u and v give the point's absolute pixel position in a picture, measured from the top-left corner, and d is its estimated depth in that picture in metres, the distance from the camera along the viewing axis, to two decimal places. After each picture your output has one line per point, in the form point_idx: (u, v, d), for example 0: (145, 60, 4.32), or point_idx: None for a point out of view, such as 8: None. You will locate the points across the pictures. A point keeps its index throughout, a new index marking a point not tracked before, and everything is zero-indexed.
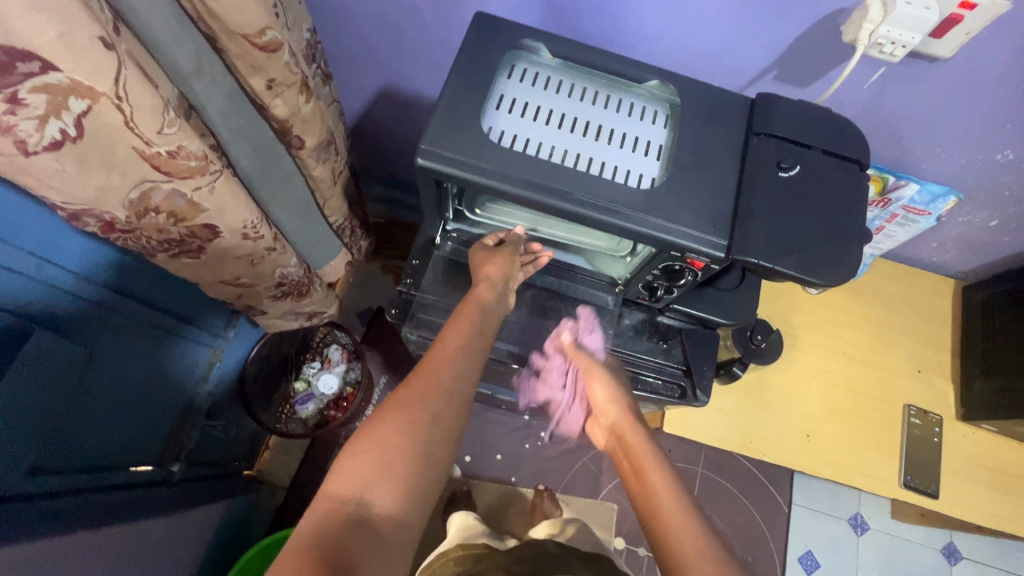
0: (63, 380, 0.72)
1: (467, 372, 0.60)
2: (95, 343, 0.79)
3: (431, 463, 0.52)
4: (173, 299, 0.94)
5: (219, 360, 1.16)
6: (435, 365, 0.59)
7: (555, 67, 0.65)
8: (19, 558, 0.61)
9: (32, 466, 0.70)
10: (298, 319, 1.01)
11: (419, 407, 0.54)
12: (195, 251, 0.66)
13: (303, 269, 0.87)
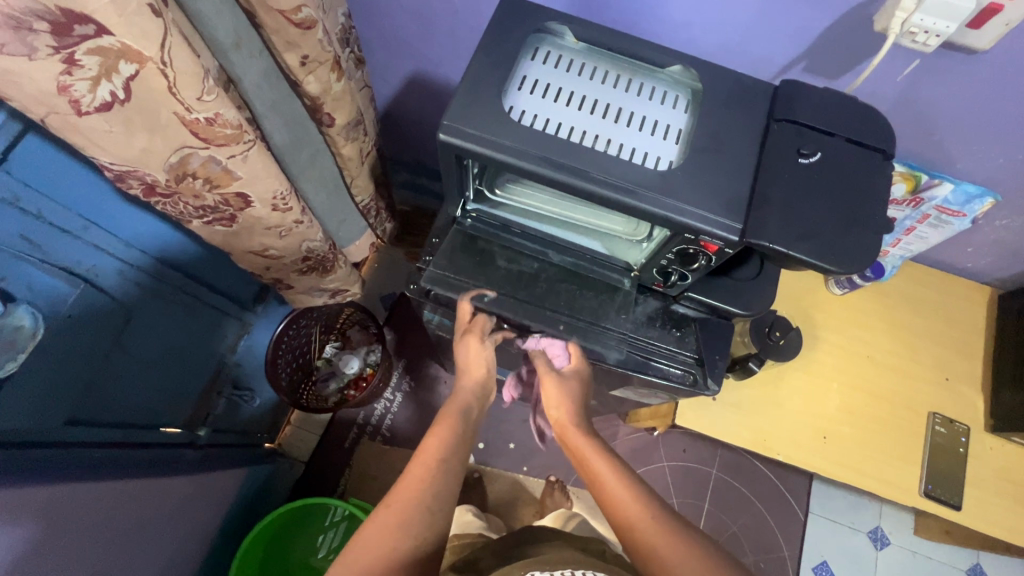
0: (102, 338, 0.77)
1: (447, 473, 0.64)
2: (142, 307, 0.84)
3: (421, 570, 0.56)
4: (214, 274, 1.00)
5: (248, 332, 1.20)
6: (413, 474, 0.62)
7: (579, 50, 0.66)
8: (53, 498, 0.66)
9: (71, 416, 0.75)
10: (322, 295, 1.05)
11: (399, 518, 0.57)
12: (227, 219, 0.69)
13: (328, 245, 0.90)
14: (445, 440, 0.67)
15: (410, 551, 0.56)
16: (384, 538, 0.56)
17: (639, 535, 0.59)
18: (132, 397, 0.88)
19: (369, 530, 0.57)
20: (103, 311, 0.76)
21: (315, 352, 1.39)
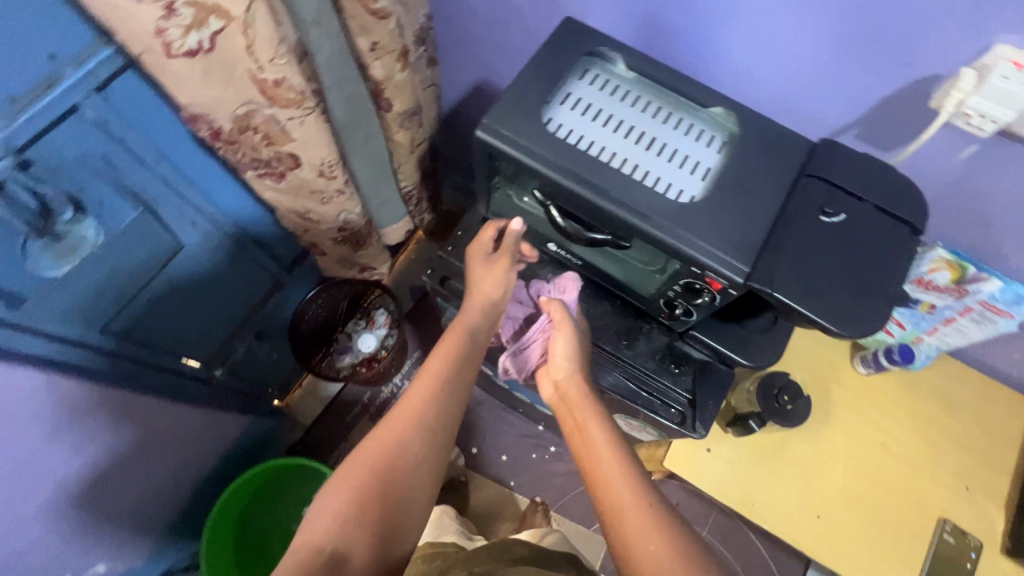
0: (150, 264, 0.85)
1: (448, 402, 0.64)
2: (193, 246, 0.92)
3: (406, 496, 0.56)
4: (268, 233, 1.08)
5: (281, 293, 1.24)
6: (398, 412, 0.61)
7: (628, 78, 0.68)
8: None
9: (106, 324, 0.83)
10: (351, 267, 1.11)
11: (376, 461, 0.57)
12: (277, 175, 0.75)
13: (364, 220, 0.96)
14: (446, 358, 0.67)
15: (385, 496, 0.55)
16: (362, 474, 0.56)
17: (620, 509, 0.55)
18: (168, 326, 0.95)
19: (343, 473, 0.56)
20: (154, 237, 0.84)
21: (337, 320, 1.45)
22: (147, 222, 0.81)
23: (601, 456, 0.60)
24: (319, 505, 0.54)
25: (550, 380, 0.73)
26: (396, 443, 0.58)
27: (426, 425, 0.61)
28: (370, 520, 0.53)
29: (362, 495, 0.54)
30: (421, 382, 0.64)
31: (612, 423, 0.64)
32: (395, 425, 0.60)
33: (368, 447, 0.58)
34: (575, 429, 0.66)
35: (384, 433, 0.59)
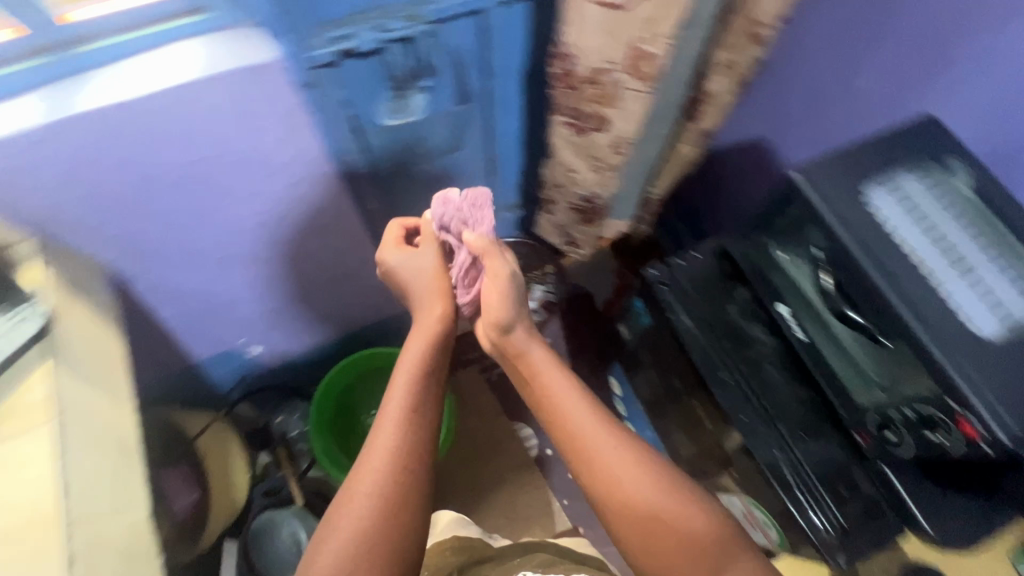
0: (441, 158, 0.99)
1: (412, 438, 0.60)
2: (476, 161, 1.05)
3: (413, 505, 0.57)
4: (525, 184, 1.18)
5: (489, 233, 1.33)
6: (371, 451, 0.59)
7: (966, 196, 0.64)
8: None
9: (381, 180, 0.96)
10: (562, 236, 1.18)
11: (380, 482, 0.57)
12: (581, 130, 0.84)
13: (607, 203, 1.01)
14: (410, 381, 0.64)
15: (396, 506, 0.57)
16: (365, 504, 0.56)
17: (619, 479, 0.59)
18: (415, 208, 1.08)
19: (342, 506, 0.57)
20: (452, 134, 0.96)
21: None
22: (457, 125, 0.94)
23: (586, 433, 0.62)
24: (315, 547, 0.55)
25: (438, 291, 0.82)
26: (383, 466, 0.58)
27: (410, 457, 0.59)
28: (382, 533, 0.55)
29: (382, 504, 0.56)
30: (386, 415, 0.61)
31: (590, 418, 0.63)
32: (375, 456, 0.58)
33: (358, 480, 0.57)
34: (537, 403, 0.67)
35: (370, 463, 0.58)
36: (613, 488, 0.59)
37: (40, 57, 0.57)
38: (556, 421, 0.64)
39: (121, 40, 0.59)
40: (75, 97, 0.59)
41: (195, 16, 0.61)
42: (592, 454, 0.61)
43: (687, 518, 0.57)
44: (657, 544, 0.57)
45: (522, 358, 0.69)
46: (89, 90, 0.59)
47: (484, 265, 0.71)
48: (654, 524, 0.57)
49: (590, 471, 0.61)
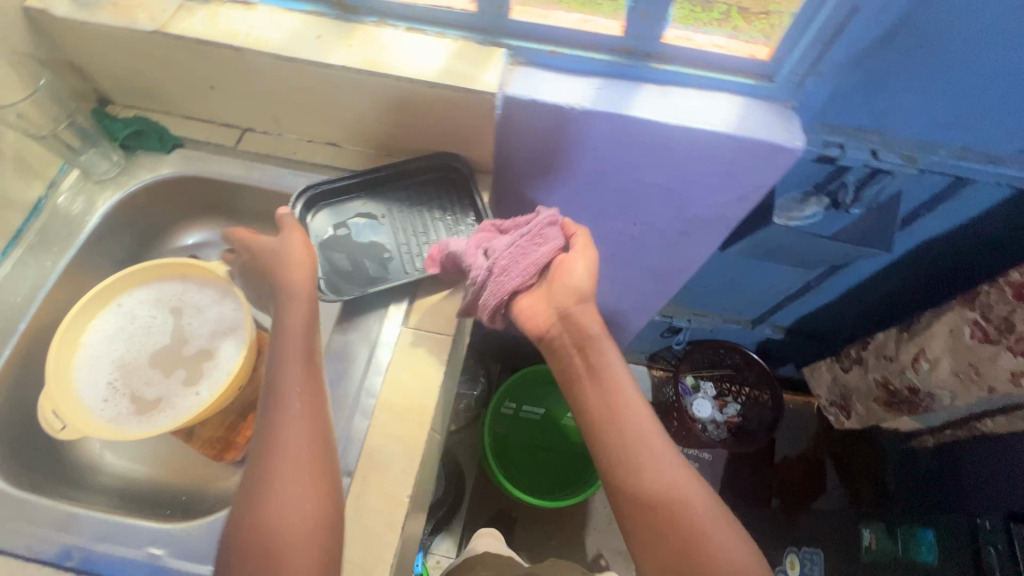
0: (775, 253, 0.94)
1: (299, 401, 0.52)
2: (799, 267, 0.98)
3: (323, 471, 0.50)
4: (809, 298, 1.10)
5: (738, 323, 1.29)
6: (269, 428, 0.51)
7: None
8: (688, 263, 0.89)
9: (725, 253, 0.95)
10: (835, 395, 1.12)
11: (309, 444, 0.51)
12: (985, 337, 0.77)
13: (928, 406, 0.91)
14: (301, 383, 0.53)
15: (322, 452, 0.51)
16: (306, 438, 0.51)
17: (629, 418, 0.56)
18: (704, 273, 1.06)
19: (274, 459, 0.50)
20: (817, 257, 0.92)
21: (708, 369, 1.39)
22: (836, 259, 0.86)
23: (619, 388, 0.57)
24: (242, 506, 0.49)
25: (556, 301, 0.61)
26: (306, 428, 0.51)
27: (298, 414, 0.52)
28: (314, 472, 0.50)
29: (320, 474, 0.50)
30: (293, 388, 0.53)
31: (608, 360, 0.58)
32: (294, 410, 0.52)
33: (284, 429, 0.51)
34: (588, 372, 0.59)
35: (290, 425, 0.51)
36: (628, 444, 0.55)
37: (616, 58, 0.63)
38: (612, 430, 0.55)
39: (684, 74, 0.62)
40: (621, 103, 0.62)
41: (758, 81, 0.61)
42: (619, 413, 0.56)
43: (663, 459, 0.54)
44: (639, 471, 0.53)
45: (587, 351, 0.59)
46: (633, 102, 0.62)
47: (574, 237, 0.63)
48: (643, 461, 0.54)
49: (603, 437, 0.56)
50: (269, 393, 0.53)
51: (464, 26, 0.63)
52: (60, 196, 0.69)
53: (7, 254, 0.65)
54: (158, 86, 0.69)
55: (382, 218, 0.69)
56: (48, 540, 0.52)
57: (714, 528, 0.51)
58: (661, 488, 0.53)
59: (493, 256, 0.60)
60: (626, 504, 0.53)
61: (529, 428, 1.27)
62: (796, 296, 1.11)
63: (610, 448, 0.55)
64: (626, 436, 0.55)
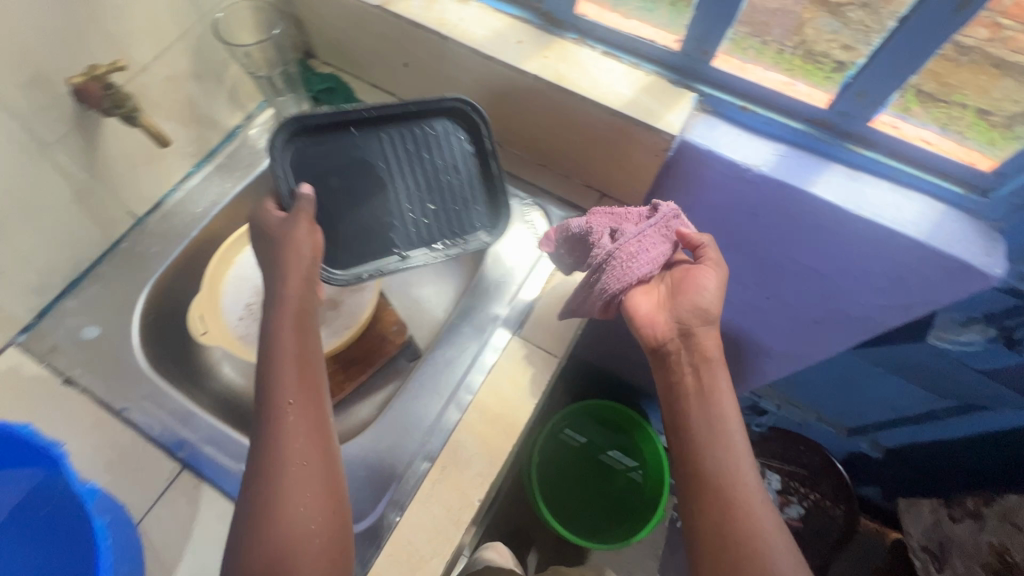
0: (912, 372, 0.83)
1: (310, 415, 0.47)
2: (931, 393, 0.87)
3: (329, 496, 0.46)
4: (924, 430, 0.96)
5: (829, 427, 1.17)
6: (268, 439, 0.46)
7: None
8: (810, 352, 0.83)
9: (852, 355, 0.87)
10: (939, 536, 1.02)
11: (313, 460, 0.46)
12: None
13: None
14: (300, 392, 0.48)
15: (331, 473, 0.46)
16: (312, 456, 0.46)
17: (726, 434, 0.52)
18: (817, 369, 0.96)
19: (270, 473, 0.44)
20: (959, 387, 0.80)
21: (781, 461, 1.27)
22: (986, 391, 0.76)
23: (720, 412, 0.53)
24: (240, 521, 0.44)
25: (676, 312, 0.57)
26: (310, 438, 0.46)
27: (302, 432, 0.46)
28: (323, 493, 0.45)
29: (326, 487, 0.46)
30: (294, 394, 0.47)
31: (717, 385, 0.54)
32: (291, 421, 0.46)
33: (282, 442, 0.45)
34: (696, 393, 0.54)
35: (290, 435, 0.46)
36: (718, 458, 0.52)
37: (810, 129, 0.59)
38: (708, 454, 0.52)
39: (883, 163, 0.57)
40: (802, 176, 0.59)
41: (964, 192, 0.55)
42: (715, 427, 0.53)
43: (750, 484, 0.51)
44: (725, 489, 0.50)
45: (695, 357, 0.56)
46: (817, 178, 0.58)
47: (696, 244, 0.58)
48: (729, 478, 0.51)
49: (694, 446, 0.53)
50: (262, 396, 0.48)
51: (660, 62, 0.63)
52: (252, 129, 0.76)
53: (199, 168, 0.73)
54: (360, 53, 0.75)
55: (384, 175, 0.63)
56: (167, 428, 0.58)
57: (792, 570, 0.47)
58: (741, 512, 0.49)
59: (619, 240, 0.57)
60: (701, 513, 0.51)
61: (566, 453, 1.24)
62: (908, 421, 0.97)
63: (700, 457, 0.52)
64: (719, 454, 0.52)
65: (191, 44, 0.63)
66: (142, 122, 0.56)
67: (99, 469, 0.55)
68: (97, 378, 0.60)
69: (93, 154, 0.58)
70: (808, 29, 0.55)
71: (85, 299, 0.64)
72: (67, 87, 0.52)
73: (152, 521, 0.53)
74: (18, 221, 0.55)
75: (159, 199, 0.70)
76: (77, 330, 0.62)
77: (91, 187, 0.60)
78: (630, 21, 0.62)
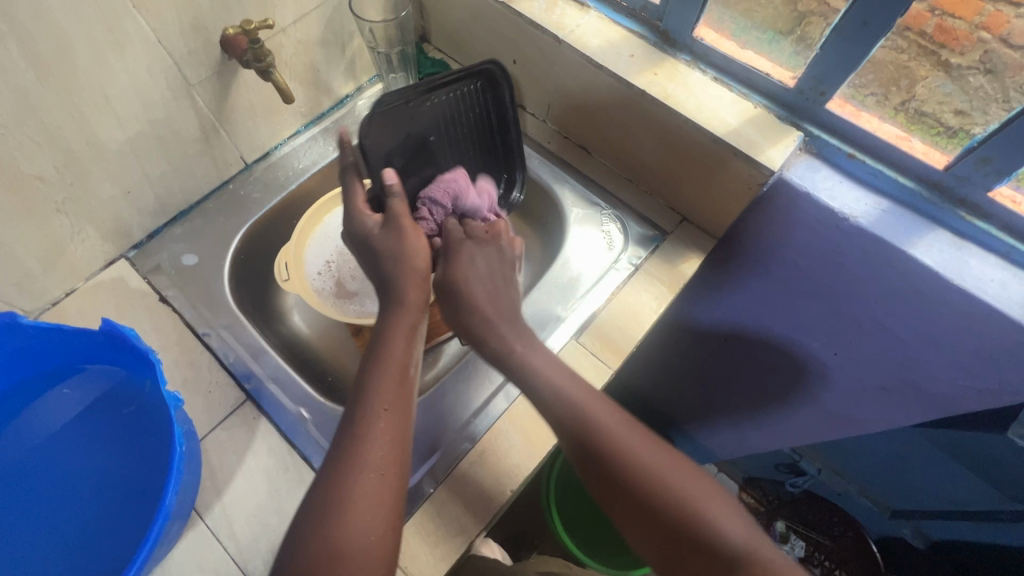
0: (981, 465, 0.78)
1: (396, 425, 0.47)
2: (999, 492, 0.80)
3: (388, 511, 0.44)
4: (981, 531, 0.89)
5: (874, 505, 1.10)
6: (354, 439, 0.46)
7: None
8: (870, 418, 0.79)
9: (915, 433, 0.82)
10: None
11: (390, 467, 0.45)
12: None
13: None
14: (387, 396, 0.48)
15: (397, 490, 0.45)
16: (387, 464, 0.45)
17: (618, 442, 0.48)
18: (872, 441, 0.91)
19: (350, 473, 0.44)
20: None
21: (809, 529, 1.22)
22: None
23: (612, 440, 0.48)
24: (309, 505, 0.43)
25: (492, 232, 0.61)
26: (395, 454, 0.46)
27: (392, 437, 0.46)
28: (386, 503, 0.44)
29: (393, 510, 0.44)
30: (381, 399, 0.48)
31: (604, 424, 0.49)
32: (382, 422, 0.47)
33: (369, 448, 0.45)
34: (574, 444, 0.49)
35: (376, 443, 0.45)
36: (624, 480, 0.46)
37: (920, 189, 0.57)
38: (623, 498, 0.46)
39: (994, 236, 0.54)
40: (903, 235, 0.56)
41: None
42: (610, 448, 0.47)
43: (661, 471, 0.46)
44: (650, 504, 0.45)
45: (570, 423, 0.49)
46: (918, 240, 0.56)
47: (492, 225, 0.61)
48: (646, 486, 0.46)
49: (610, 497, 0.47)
50: (357, 397, 0.48)
51: (770, 97, 0.62)
52: (360, 100, 0.81)
53: (307, 128, 0.78)
54: (473, 45, 0.78)
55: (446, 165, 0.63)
56: (239, 359, 0.62)
57: (742, 530, 0.44)
58: (678, 514, 0.45)
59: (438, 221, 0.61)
60: (647, 543, 0.46)
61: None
62: (964, 519, 0.90)
63: (611, 492, 0.47)
64: (625, 475, 0.47)
65: (326, 13, 0.67)
66: (274, 79, 0.60)
67: (176, 383, 0.60)
68: (188, 301, 0.65)
69: (224, 100, 0.64)
70: (919, 88, 0.55)
71: (190, 228, 0.70)
72: (219, 36, 0.58)
73: (213, 439, 0.57)
74: (152, 147, 0.61)
75: (268, 150, 0.75)
76: (178, 255, 0.68)
77: (216, 129, 0.66)
78: (747, 51, 0.62)
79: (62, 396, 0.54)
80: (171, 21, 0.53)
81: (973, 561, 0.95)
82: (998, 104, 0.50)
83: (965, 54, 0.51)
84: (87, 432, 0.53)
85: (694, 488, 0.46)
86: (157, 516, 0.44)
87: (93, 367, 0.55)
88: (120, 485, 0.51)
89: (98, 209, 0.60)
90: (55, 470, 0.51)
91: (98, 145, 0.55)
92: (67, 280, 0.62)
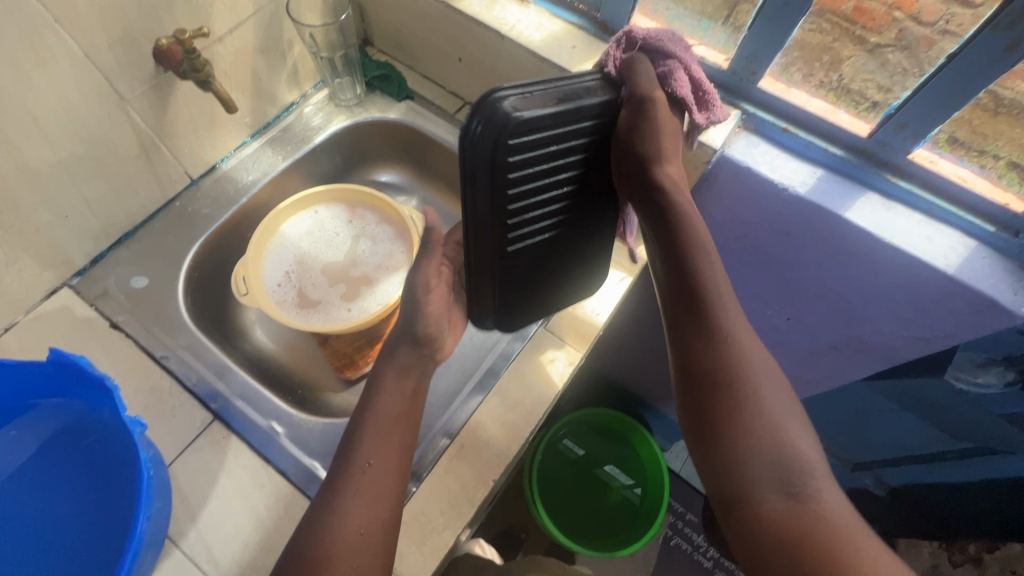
0: (927, 411, 0.83)
1: (395, 458, 0.49)
2: (945, 433, 0.86)
3: (384, 540, 0.46)
4: (933, 472, 0.95)
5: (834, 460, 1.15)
6: (347, 469, 0.47)
7: None
8: (825, 375, 0.84)
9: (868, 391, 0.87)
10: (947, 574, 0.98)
11: (388, 499, 0.47)
12: None
13: None
14: (381, 433, 0.50)
15: (394, 518, 0.47)
16: (388, 498, 0.47)
17: (738, 351, 0.44)
18: (828, 400, 0.96)
19: (337, 507, 0.45)
20: (974, 428, 0.81)
21: None
22: (999, 431, 0.77)
23: (743, 330, 0.45)
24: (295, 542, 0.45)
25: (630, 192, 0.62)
26: (392, 485, 0.48)
27: (383, 474, 0.48)
28: (382, 535, 0.46)
29: (388, 535, 0.46)
30: (376, 430, 0.50)
31: (758, 350, 0.45)
32: (368, 454, 0.48)
33: (346, 500, 0.46)
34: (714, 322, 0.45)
35: (360, 499, 0.46)
36: (731, 391, 0.43)
37: (849, 156, 0.61)
38: (698, 354, 0.45)
39: (918, 194, 0.59)
40: (837, 200, 0.60)
41: (979, 225, 0.57)
42: (729, 345, 0.44)
43: (747, 342, 0.45)
44: (747, 439, 0.42)
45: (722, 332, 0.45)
46: (851, 203, 0.60)
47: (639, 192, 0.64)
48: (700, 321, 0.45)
49: (712, 356, 0.44)
50: (352, 428, 0.51)
51: (706, 79, 0.65)
52: (307, 107, 0.80)
53: (254, 139, 0.76)
54: (417, 45, 0.78)
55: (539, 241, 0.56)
56: (202, 379, 0.60)
57: (824, 470, 0.42)
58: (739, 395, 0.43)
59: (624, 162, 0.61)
60: (699, 388, 0.44)
61: (563, 466, 1.24)
62: (917, 461, 0.97)
63: (707, 405, 0.44)
64: (729, 374, 0.44)
65: (264, 20, 0.66)
66: (215, 89, 0.59)
67: (137, 411, 0.58)
68: (142, 325, 0.63)
69: (164, 113, 0.61)
70: (845, 67, 0.58)
71: (137, 250, 0.67)
72: (151, 47, 0.56)
73: (181, 464, 0.56)
74: (87, 167, 0.58)
75: (214, 163, 0.73)
76: (127, 278, 0.65)
77: (157, 143, 0.63)
78: (682, 37, 0.64)
79: (10, 439, 0.51)
80: (97, 33, 0.51)
81: (927, 499, 1.03)
82: (913, 77, 0.54)
83: (883, 33, 0.54)
84: (39, 472, 0.50)
85: (785, 408, 0.43)
86: (130, 541, 0.42)
87: (33, 405, 0.52)
88: (79, 523, 0.48)
89: (31, 236, 0.57)
90: (10, 514, 0.48)
91: (28, 168, 0.53)
92: (4, 315, 0.59)
